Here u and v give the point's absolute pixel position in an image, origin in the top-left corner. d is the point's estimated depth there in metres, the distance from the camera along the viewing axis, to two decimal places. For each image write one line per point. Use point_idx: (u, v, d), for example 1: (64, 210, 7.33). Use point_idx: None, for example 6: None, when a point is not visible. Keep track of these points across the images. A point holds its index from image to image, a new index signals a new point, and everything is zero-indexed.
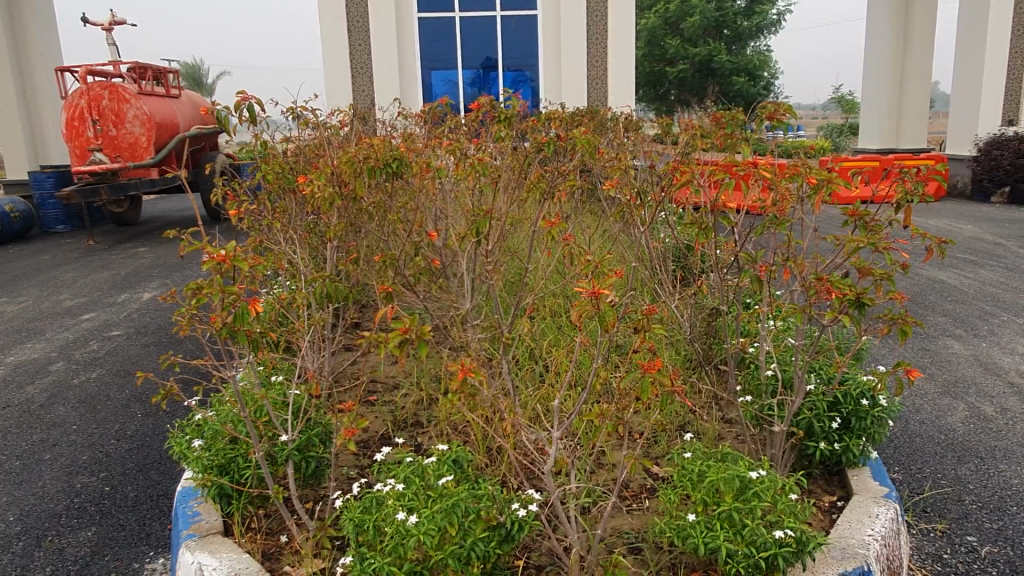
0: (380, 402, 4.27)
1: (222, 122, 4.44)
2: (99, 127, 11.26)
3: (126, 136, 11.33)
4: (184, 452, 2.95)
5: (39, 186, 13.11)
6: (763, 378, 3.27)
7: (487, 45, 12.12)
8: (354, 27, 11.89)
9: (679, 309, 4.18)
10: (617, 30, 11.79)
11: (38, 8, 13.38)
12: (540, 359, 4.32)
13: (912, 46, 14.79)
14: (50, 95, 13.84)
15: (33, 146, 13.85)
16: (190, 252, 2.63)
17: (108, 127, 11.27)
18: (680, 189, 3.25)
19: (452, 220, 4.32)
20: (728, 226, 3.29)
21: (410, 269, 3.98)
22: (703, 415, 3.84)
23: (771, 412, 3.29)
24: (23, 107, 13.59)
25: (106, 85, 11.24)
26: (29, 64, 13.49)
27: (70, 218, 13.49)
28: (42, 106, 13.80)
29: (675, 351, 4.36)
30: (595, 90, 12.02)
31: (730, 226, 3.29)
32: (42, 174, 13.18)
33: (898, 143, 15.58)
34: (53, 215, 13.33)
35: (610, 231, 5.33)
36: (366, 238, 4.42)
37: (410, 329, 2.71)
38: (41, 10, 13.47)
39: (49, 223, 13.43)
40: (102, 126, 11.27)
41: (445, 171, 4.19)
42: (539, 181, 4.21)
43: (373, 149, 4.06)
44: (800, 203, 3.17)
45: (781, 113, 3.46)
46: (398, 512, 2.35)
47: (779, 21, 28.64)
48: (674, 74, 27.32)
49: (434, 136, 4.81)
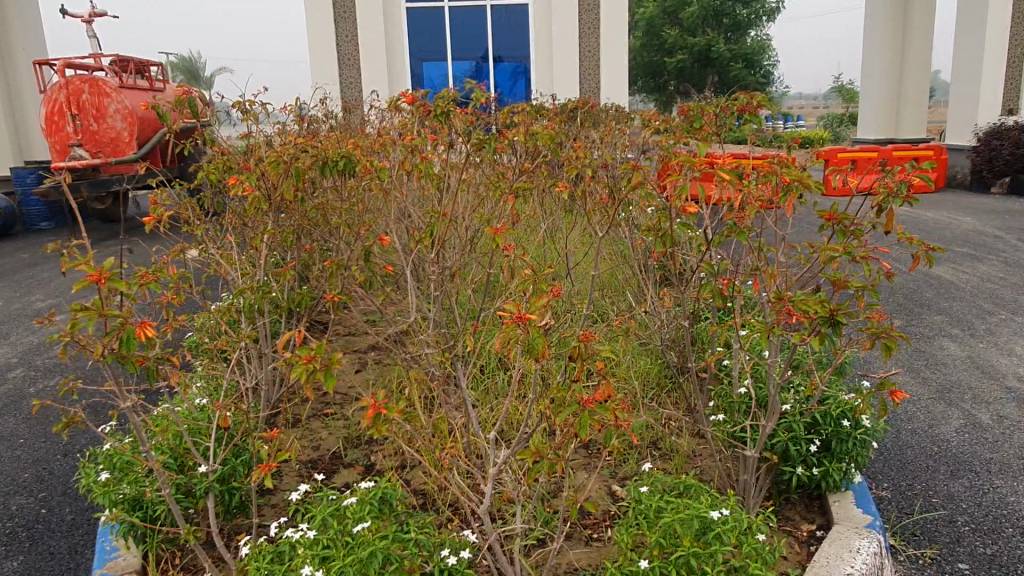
0: (335, 417, 4.04)
1: (165, 118, 4.14)
2: (79, 122, 10.88)
3: (107, 131, 10.92)
4: (91, 486, 2.68)
5: (21, 183, 12.74)
6: (735, 397, 3.01)
7: (476, 36, 11.80)
8: (341, 17, 11.53)
9: (651, 317, 3.90)
10: (609, 19, 11.44)
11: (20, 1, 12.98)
12: (505, 370, 4.05)
13: (912, 35, 14.44)
14: (32, 90, 13.51)
15: (17, 143, 13.46)
16: (67, 268, 2.25)
17: (88, 122, 10.88)
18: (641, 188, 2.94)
19: (409, 222, 4.03)
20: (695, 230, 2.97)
21: (360, 277, 3.69)
22: (675, 431, 3.58)
23: (743, 434, 3.03)
24: (7, 103, 13.27)
25: (86, 79, 10.84)
26: (11, 59, 13.14)
27: (53, 215, 13.09)
28: (25, 102, 13.47)
29: (649, 360, 4.07)
30: (589, 81, 11.68)
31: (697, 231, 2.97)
32: (25, 171, 12.78)
33: (898, 134, 15.21)
34: (36, 212, 12.99)
35: (587, 230, 5.04)
36: (317, 242, 4.14)
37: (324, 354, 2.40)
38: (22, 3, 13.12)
39: (33, 220, 13.07)
40: (82, 121, 10.90)
41: (400, 170, 3.90)
42: (501, 180, 3.92)
43: (318, 147, 3.76)
44: (774, 204, 2.85)
45: (756, 105, 3.21)
46: (306, 566, 2.08)
47: (777, 9, 28.24)
48: (673, 65, 26.89)
49: (396, 131, 4.51)
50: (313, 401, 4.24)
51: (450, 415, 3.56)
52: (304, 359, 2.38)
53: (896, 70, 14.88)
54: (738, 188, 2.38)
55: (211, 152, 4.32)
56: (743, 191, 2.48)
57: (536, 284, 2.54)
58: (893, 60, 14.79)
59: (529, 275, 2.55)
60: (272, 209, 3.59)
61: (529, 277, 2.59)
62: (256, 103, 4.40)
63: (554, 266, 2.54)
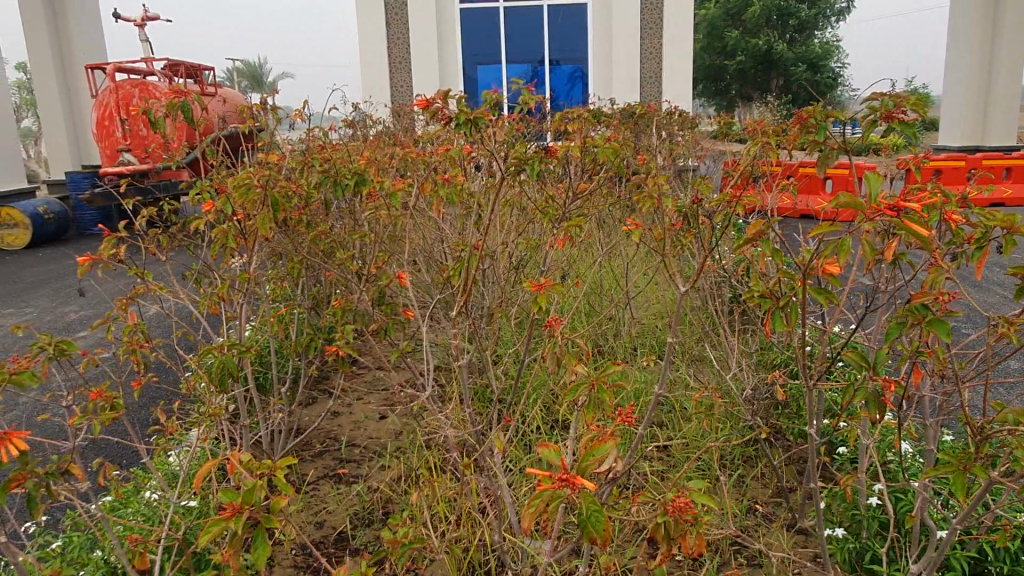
0: (349, 479, 3.34)
1: (157, 125, 3.49)
2: (128, 126, 10.28)
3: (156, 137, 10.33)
4: None
5: (75, 189, 11.22)
6: (866, 512, 2.20)
7: (535, 37, 11.05)
8: (393, 19, 10.95)
9: (737, 379, 3.08)
10: (675, 18, 10.43)
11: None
12: (552, 433, 3.28)
13: (1001, 42, 12.45)
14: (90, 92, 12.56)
15: (76, 146, 12.65)
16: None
17: (138, 126, 10.21)
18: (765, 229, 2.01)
19: (439, 253, 3.32)
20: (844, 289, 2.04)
21: (374, 321, 3.00)
22: (769, 528, 2.76)
23: (874, 563, 2.21)
24: (68, 110, 12.42)
25: (136, 83, 10.17)
26: (72, 61, 12.22)
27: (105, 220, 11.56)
28: (86, 106, 12.60)
29: (731, 427, 3.25)
30: (651, 85, 10.74)
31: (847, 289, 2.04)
32: (81, 174, 11.36)
33: (983, 142, 13.01)
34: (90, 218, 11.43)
35: (655, 257, 4.25)
36: (329, 272, 3.47)
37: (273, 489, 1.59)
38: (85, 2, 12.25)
39: (85, 225, 11.41)
40: (132, 125, 10.29)
41: (426, 188, 3.18)
42: (548, 205, 3.17)
43: (326, 164, 3.08)
44: (961, 256, 1.88)
45: (905, 109, 2.22)
46: None
47: (848, 9, 26.65)
48: (734, 68, 25.52)
49: (431, 140, 3.80)
50: (325, 458, 3.51)
51: (477, 500, 2.82)
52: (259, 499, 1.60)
53: (983, 76, 12.86)
54: (936, 249, 1.40)
55: (211, 166, 3.66)
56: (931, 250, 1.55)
57: (591, 391, 1.76)
58: (980, 65, 12.80)
59: (578, 380, 1.85)
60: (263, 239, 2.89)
61: (575, 383, 1.88)
62: (267, 107, 3.75)
63: (618, 369, 1.77)
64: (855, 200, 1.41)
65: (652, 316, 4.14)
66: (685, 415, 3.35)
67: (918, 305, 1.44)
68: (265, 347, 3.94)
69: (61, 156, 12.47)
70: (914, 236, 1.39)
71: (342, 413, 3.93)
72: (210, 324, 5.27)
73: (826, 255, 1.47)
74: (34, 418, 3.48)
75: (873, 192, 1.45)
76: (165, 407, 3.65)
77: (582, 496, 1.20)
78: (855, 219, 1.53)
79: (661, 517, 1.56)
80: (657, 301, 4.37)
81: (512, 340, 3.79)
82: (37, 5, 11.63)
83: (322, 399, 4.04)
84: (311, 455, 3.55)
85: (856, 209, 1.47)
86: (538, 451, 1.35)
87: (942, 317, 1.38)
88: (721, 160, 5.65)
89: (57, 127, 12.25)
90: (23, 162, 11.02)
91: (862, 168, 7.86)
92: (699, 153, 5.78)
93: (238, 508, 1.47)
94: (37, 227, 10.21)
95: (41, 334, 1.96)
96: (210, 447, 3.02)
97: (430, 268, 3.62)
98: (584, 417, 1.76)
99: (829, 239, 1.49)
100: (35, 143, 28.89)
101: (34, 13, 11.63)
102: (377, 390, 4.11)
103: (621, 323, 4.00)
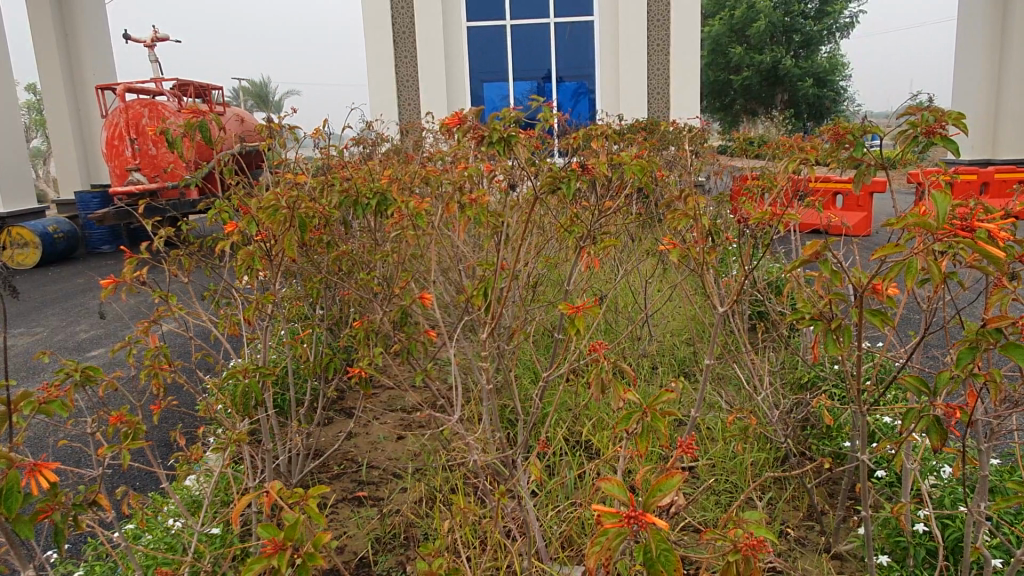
0: (370, 501, 3.26)
1: (174, 144, 3.43)
2: (138, 145, 10.09)
3: (166, 156, 10.20)
4: None
5: (85, 209, 11.23)
6: (913, 542, 2.14)
7: (541, 54, 11.05)
8: (399, 38, 10.96)
9: (769, 402, 3.00)
10: (682, 34, 10.45)
11: (89, 15, 12.19)
12: (577, 456, 3.22)
13: (1010, 52, 12.30)
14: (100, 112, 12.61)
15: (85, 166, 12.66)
16: None
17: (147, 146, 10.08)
18: (809, 250, 1.97)
19: (460, 276, 3.29)
20: (894, 308, 2.03)
21: (399, 343, 2.96)
22: (804, 549, 2.67)
23: None
24: (78, 130, 12.46)
25: (146, 102, 10.11)
26: (83, 82, 12.29)
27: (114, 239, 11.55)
28: (97, 127, 12.64)
29: (762, 447, 3.17)
30: (659, 101, 10.71)
31: (897, 308, 2.03)
32: (90, 194, 11.38)
33: (995, 154, 12.83)
34: (98, 237, 11.39)
35: (671, 275, 4.19)
36: (348, 291, 3.43)
37: (304, 526, 1.51)
38: (97, 24, 12.33)
39: (94, 244, 11.37)
40: (141, 145, 10.11)
41: (449, 209, 3.17)
42: (572, 223, 3.13)
43: (348, 186, 3.06)
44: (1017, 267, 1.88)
45: (946, 124, 2.21)
46: None
47: (853, 24, 26.61)
48: (739, 83, 25.51)
49: (449, 160, 3.77)
50: (343, 480, 3.42)
51: (502, 527, 2.74)
52: (281, 535, 1.50)
53: (992, 86, 12.70)
54: (1008, 270, 1.42)
55: (229, 186, 3.62)
56: (993, 269, 1.54)
57: (643, 419, 1.78)
58: (990, 75, 12.65)
59: (630, 408, 1.82)
60: (283, 259, 2.85)
61: (625, 412, 1.83)
62: (285, 127, 3.72)
63: (673, 397, 1.77)
64: (923, 222, 1.46)
65: (672, 335, 4.09)
66: (713, 436, 3.29)
67: (992, 329, 1.52)
68: (282, 369, 3.89)
69: (69, 176, 12.48)
70: (988, 257, 1.41)
71: (359, 435, 3.86)
72: (224, 346, 5.24)
73: (891, 275, 1.53)
74: (50, 443, 3.44)
75: (941, 213, 1.48)
76: (183, 431, 3.61)
77: (650, 535, 1.24)
78: (919, 241, 1.57)
79: (732, 557, 1.49)
80: (677, 319, 4.32)
81: (534, 363, 3.75)
82: (49, 27, 11.72)
83: (338, 421, 3.98)
84: (327, 477, 3.46)
85: (923, 231, 1.50)
86: (601, 487, 1.39)
87: (1019, 343, 1.45)
88: (735, 177, 5.62)
89: (67, 147, 12.28)
90: (33, 182, 11.03)
91: (875, 185, 8.09)
92: (715, 169, 5.74)
93: (280, 544, 1.45)
94: (47, 246, 10.19)
95: (67, 360, 1.96)
96: (231, 472, 2.97)
97: (450, 288, 3.58)
98: (641, 446, 1.76)
99: (893, 260, 1.55)
100: (43, 163, 28.94)
101: (47, 35, 11.73)
102: (395, 411, 4.05)
103: (641, 342, 3.93)
